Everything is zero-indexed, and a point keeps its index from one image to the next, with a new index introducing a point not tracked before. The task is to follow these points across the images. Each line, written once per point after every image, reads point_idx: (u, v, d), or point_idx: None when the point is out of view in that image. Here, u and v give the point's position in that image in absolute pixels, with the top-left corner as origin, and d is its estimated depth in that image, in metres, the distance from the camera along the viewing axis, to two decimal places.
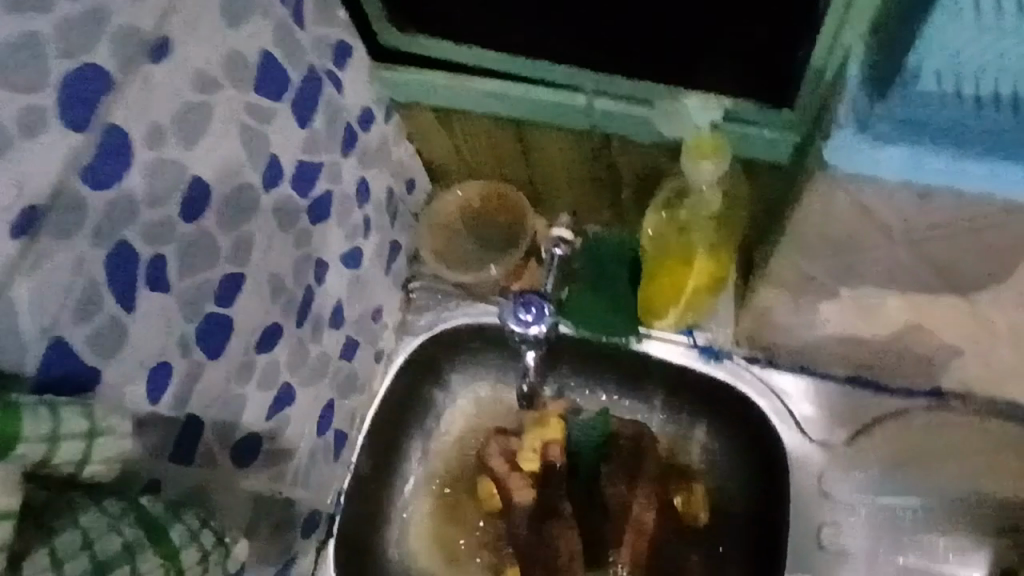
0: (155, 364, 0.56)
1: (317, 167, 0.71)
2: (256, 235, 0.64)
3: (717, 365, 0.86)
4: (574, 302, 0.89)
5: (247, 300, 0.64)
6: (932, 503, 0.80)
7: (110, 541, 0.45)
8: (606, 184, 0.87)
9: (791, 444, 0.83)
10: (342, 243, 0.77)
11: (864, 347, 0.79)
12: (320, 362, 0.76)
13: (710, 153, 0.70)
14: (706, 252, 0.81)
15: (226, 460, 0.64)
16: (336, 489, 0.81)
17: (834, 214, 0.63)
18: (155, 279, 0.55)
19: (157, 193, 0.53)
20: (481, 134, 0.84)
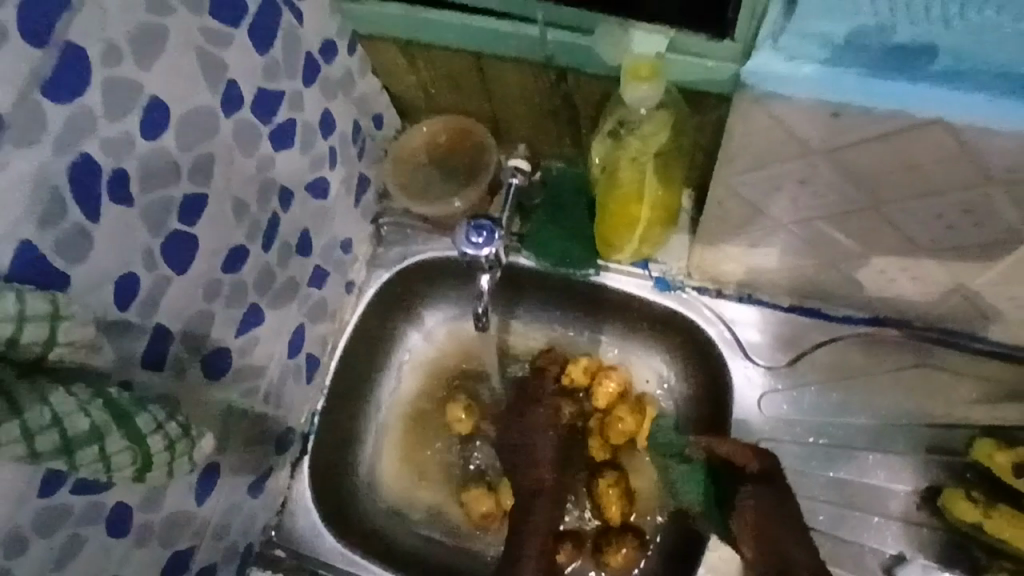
0: (121, 275, 0.60)
1: (278, 95, 0.73)
2: (217, 158, 0.67)
3: (669, 296, 0.91)
4: (534, 235, 0.94)
5: (211, 220, 0.68)
6: (870, 421, 0.85)
7: (79, 420, 0.50)
8: (564, 118, 0.88)
9: (735, 369, 0.88)
10: (307, 173, 0.82)
11: (805, 274, 0.82)
12: (289, 286, 0.84)
13: (648, 75, 0.66)
14: (655, 184, 0.81)
15: (197, 370, 0.72)
16: (310, 410, 0.94)
17: (757, 135, 0.59)
18: (117, 192, 0.58)
19: (113, 109, 0.56)
20: (441, 66, 0.85)
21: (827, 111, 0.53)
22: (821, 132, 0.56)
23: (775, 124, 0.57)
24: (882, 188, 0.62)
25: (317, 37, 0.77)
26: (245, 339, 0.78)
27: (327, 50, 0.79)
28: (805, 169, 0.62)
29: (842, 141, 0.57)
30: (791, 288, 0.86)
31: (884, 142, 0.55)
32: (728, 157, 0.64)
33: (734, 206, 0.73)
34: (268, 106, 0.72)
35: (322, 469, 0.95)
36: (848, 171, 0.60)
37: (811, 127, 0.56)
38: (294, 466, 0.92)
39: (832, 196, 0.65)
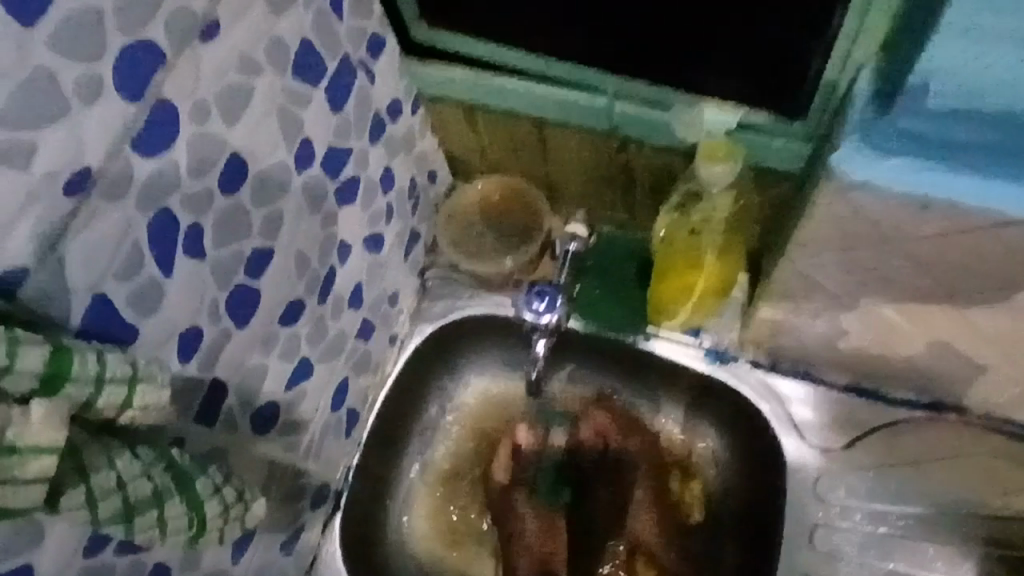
0: (186, 328, 0.60)
1: (346, 152, 0.74)
2: (286, 213, 0.67)
3: (720, 368, 0.90)
4: (585, 299, 0.94)
5: (275, 274, 0.68)
6: (927, 510, 0.82)
7: (142, 485, 0.48)
8: (619, 186, 0.89)
9: (790, 448, 0.86)
10: (365, 229, 0.82)
11: (862, 354, 0.81)
12: (338, 339, 0.83)
13: (723, 155, 0.66)
14: (715, 258, 0.81)
15: (245, 424, 0.71)
16: (344, 466, 0.92)
17: (836, 224, 0.60)
18: (192, 246, 0.58)
19: (197, 165, 0.56)
20: (502, 130, 0.86)
21: (915, 204, 0.53)
22: (899, 221, 0.55)
23: (855, 211, 0.56)
24: (954, 274, 0.62)
25: (386, 97, 0.78)
26: (294, 393, 0.77)
27: (393, 109, 0.80)
28: (875, 256, 0.61)
29: (918, 233, 0.56)
30: (846, 367, 0.85)
31: (961, 237, 0.55)
32: (799, 238, 0.63)
33: (798, 285, 0.72)
34: (335, 163, 0.73)
35: (354, 529, 0.92)
36: (917, 260, 0.60)
37: (890, 216, 0.55)
38: (327, 523, 0.90)
39: (906, 283, 0.65)
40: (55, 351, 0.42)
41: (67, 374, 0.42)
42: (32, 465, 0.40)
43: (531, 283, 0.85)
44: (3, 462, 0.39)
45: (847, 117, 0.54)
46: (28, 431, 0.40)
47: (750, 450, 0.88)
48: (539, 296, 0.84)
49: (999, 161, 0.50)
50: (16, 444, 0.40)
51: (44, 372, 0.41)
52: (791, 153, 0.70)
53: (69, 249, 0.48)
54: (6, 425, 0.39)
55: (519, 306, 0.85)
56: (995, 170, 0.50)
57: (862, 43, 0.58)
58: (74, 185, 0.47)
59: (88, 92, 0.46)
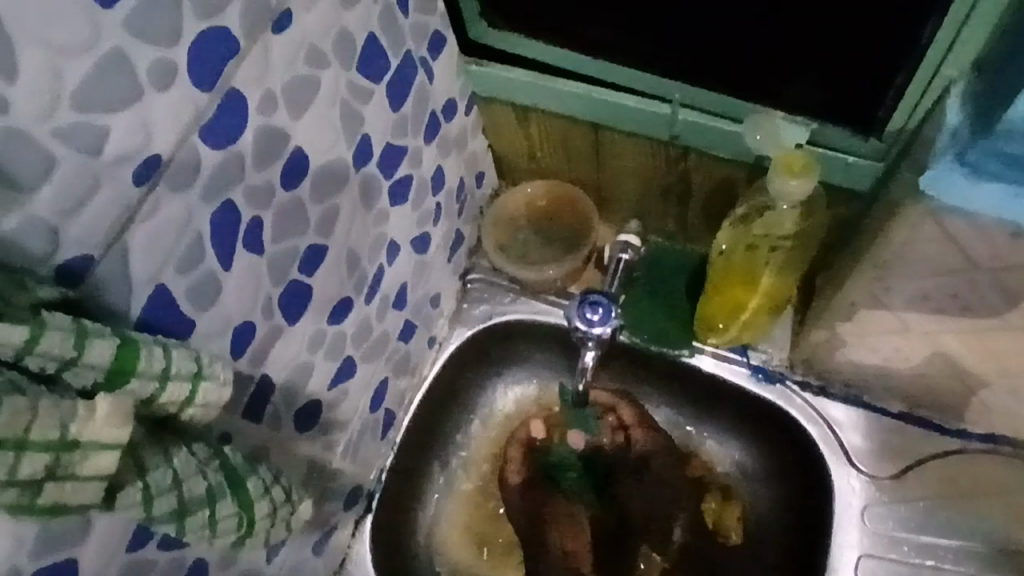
0: (240, 323, 0.59)
1: (402, 151, 0.73)
2: (341, 210, 0.66)
3: (767, 387, 0.87)
4: (632, 310, 0.92)
5: (328, 271, 0.67)
6: (976, 544, 0.79)
7: (197, 483, 0.47)
8: (674, 196, 0.87)
9: (837, 473, 0.83)
10: (414, 228, 0.81)
11: (920, 381, 0.79)
12: (381, 339, 0.82)
13: (801, 170, 0.64)
14: (773, 274, 0.78)
15: (288, 422, 0.70)
16: (379, 466, 0.90)
17: (916, 244, 0.59)
18: (252, 241, 0.57)
19: (262, 157, 0.56)
20: (556, 133, 0.85)
21: (1005, 232, 0.53)
22: (989, 250, 0.56)
23: (943, 238, 0.57)
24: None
25: (442, 96, 0.77)
26: (335, 392, 0.76)
27: (448, 108, 0.79)
28: (960, 284, 0.61)
29: (1008, 263, 0.56)
30: (900, 393, 0.83)
31: None
32: (879, 261, 0.63)
33: (862, 306, 0.70)
34: (391, 161, 0.72)
35: (383, 531, 0.91)
36: (1002, 289, 0.60)
37: (981, 243, 0.55)
38: (358, 525, 0.88)
39: (978, 307, 0.63)
40: (122, 344, 0.41)
41: (134, 369, 0.41)
42: (92, 462, 0.39)
43: (585, 293, 0.84)
44: (64, 458, 0.38)
45: (938, 138, 0.53)
46: (89, 427, 0.38)
47: (790, 466, 0.89)
48: (593, 306, 0.83)
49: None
50: (77, 439, 0.38)
51: (110, 366, 0.40)
52: (862, 170, 0.70)
53: (132, 239, 0.47)
54: (69, 420, 0.38)
55: (572, 314, 0.83)
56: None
57: (951, 62, 0.58)
58: (143, 174, 0.47)
59: (161, 80, 0.45)
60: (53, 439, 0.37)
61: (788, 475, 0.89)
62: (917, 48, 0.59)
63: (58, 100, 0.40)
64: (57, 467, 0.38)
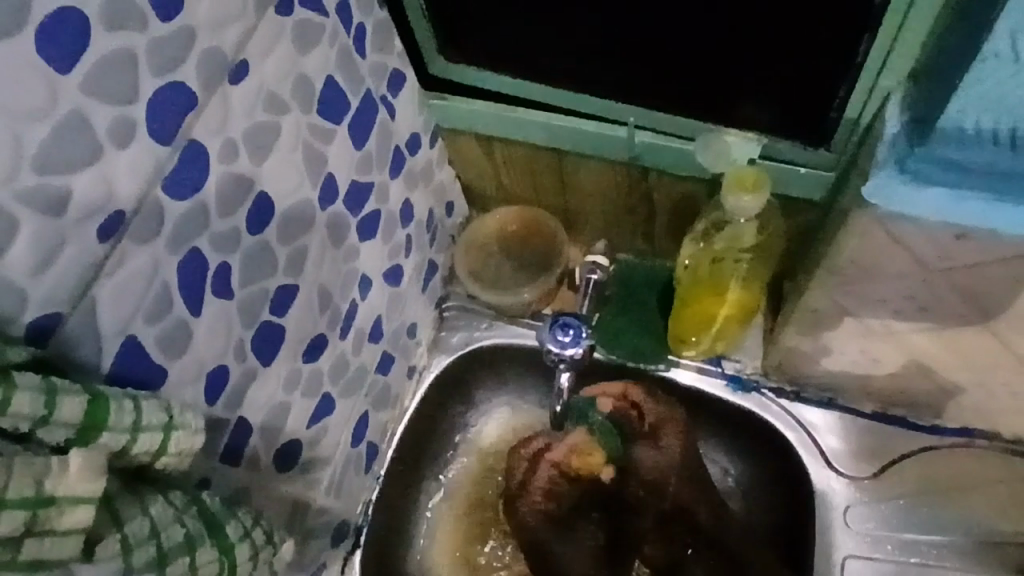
0: (213, 367, 0.59)
1: (368, 186, 0.74)
2: (310, 248, 0.67)
3: (743, 396, 0.89)
4: (605, 328, 0.93)
5: (300, 310, 0.68)
6: (956, 538, 0.81)
7: (175, 531, 0.47)
8: (640, 214, 0.89)
9: (816, 475, 0.84)
10: (385, 261, 0.82)
11: (888, 380, 0.80)
12: (359, 373, 0.82)
13: (753, 185, 0.66)
14: (740, 284, 0.80)
15: (267, 463, 0.70)
16: (365, 500, 0.90)
17: (869, 248, 0.61)
18: (220, 285, 0.58)
19: (226, 204, 0.56)
20: (521, 161, 0.87)
21: (951, 233, 0.55)
22: (937, 251, 0.58)
23: (893, 241, 0.59)
24: (980, 293, 0.61)
25: (406, 131, 0.79)
26: (316, 429, 0.76)
27: (413, 142, 0.81)
28: (916, 286, 0.63)
29: (957, 263, 0.58)
30: (871, 393, 0.84)
31: (1001, 264, 0.57)
32: (836, 268, 0.65)
33: (824, 311, 0.72)
34: (359, 197, 0.73)
35: (373, 566, 0.90)
36: (954, 288, 0.62)
37: (929, 246, 0.58)
38: (347, 561, 0.87)
39: (936, 305, 0.65)
40: (92, 399, 0.41)
41: (104, 423, 0.41)
42: (69, 517, 0.39)
43: (556, 316, 0.85)
44: (40, 515, 0.38)
45: (878, 147, 0.55)
46: (63, 483, 0.39)
47: (783, 496, 0.88)
48: (564, 328, 0.84)
49: (1008, 184, 0.52)
50: (52, 496, 0.38)
51: (82, 423, 0.40)
52: (815, 179, 0.72)
53: (100, 293, 0.48)
54: (43, 476, 0.38)
55: (545, 337, 0.84)
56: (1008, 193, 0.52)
57: (888, 74, 0.60)
58: (107, 230, 0.48)
59: (119, 137, 0.46)
60: (28, 497, 0.37)
61: (783, 508, 0.88)
62: (855, 59, 0.62)
63: (20, 164, 0.42)
64: (35, 523, 0.38)
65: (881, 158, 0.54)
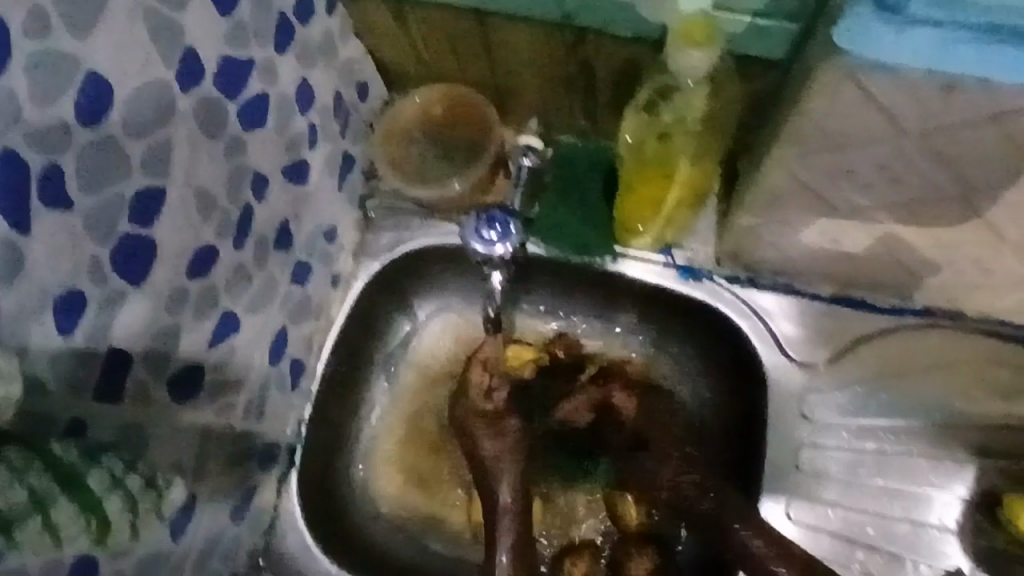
0: (64, 295, 0.49)
1: (248, 64, 0.61)
2: (176, 143, 0.55)
3: (694, 285, 0.82)
4: (543, 219, 0.84)
5: (174, 218, 0.57)
6: (917, 423, 0.76)
7: (13, 493, 0.40)
8: (579, 87, 0.77)
9: (771, 365, 0.80)
10: (285, 156, 0.70)
11: (851, 262, 0.73)
12: (268, 285, 0.73)
13: (701, 38, 0.59)
14: (689, 162, 0.72)
15: (162, 395, 0.62)
16: (296, 419, 0.84)
17: (836, 117, 0.52)
18: (52, 194, 0.47)
19: (42, 89, 0.44)
20: (438, 27, 0.73)
21: (936, 85, 0.46)
22: (920, 110, 0.49)
23: (868, 104, 0.49)
24: (962, 160, 0.53)
25: None
26: (220, 350, 0.68)
27: (304, 8, 0.67)
28: (884, 153, 0.54)
29: (940, 122, 0.49)
30: (831, 277, 0.78)
31: (991, 123, 0.48)
32: (796, 139, 0.56)
33: (784, 191, 0.64)
34: (237, 78, 0.60)
35: (312, 484, 0.85)
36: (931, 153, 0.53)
37: (911, 104, 0.48)
38: (282, 481, 0.82)
39: (912, 179, 0.56)
40: None
41: None
42: None
43: (482, 209, 0.75)
44: None
45: None
46: None
47: (741, 401, 0.83)
48: (489, 224, 0.74)
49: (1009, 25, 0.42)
50: None
51: None
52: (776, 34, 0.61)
53: None
54: None
55: (467, 235, 0.74)
56: (1006, 34, 0.42)
57: None
58: None
59: None
60: None
61: (740, 419, 0.83)
62: None
63: None
64: None
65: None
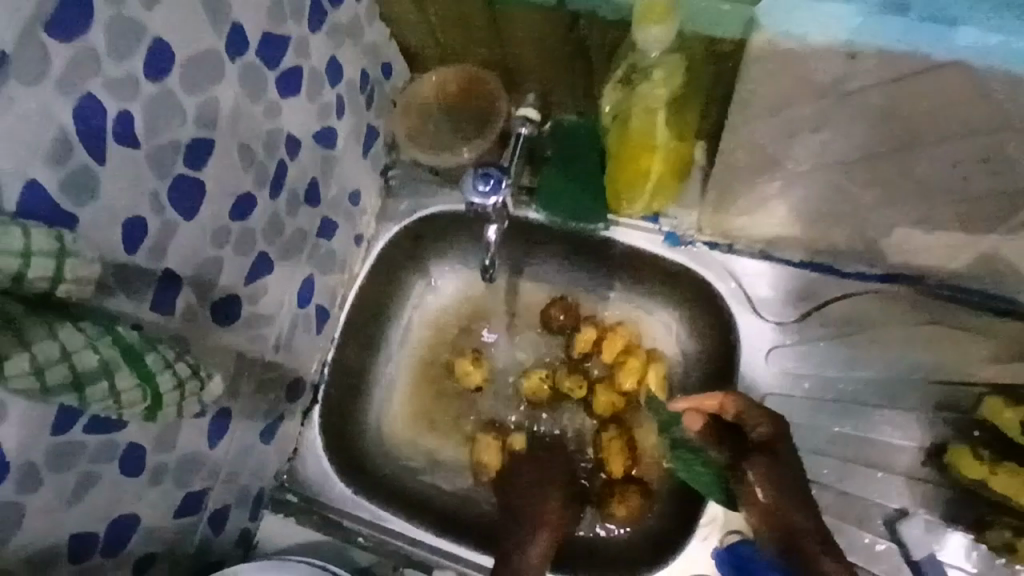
0: (128, 219, 0.61)
1: (284, 40, 0.72)
2: (222, 101, 0.67)
3: (678, 250, 0.90)
4: (543, 186, 0.94)
5: (219, 165, 0.69)
6: (873, 374, 0.85)
7: (88, 356, 0.51)
8: (576, 67, 0.87)
9: (745, 322, 0.88)
10: (315, 122, 0.81)
11: (815, 227, 0.81)
12: (298, 235, 0.84)
13: (660, 17, 0.66)
14: (670, 134, 0.81)
15: (205, 317, 0.73)
16: (320, 359, 0.94)
17: (770, 78, 0.62)
18: (123, 134, 0.58)
19: (118, 48, 0.56)
20: (451, 12, 0.84)
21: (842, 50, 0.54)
22: (833, 73, 0.58)
23: None
24: (900, 112, 0.60)
25: None
26: (255, 286, 0.79)
27: None
28: (821, 114, 0.63)
29: (856, 83, 0.58)
30: (801, 243, 0.85)
31: (897, 83, 0.56)
32: None
33: (749, 156, 0.74)
34: (274, 50, 0.71)
35: (333, 417, 0.95)
36: (870, 110, 0.61)
37: (832, 69, 0.57)
38: (306, 414, 0.93)
39: (848, 140, 0.65)
40: None
41: None
42: None
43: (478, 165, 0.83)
44: None
45: None
46: None
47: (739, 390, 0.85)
48: (485, 178, 0.83)
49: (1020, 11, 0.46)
50: None
51: None
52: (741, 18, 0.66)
53: None
54: None
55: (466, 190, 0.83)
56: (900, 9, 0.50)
57: None
58: None
59: None
60: None
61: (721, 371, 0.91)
62: None
63: None
64: None
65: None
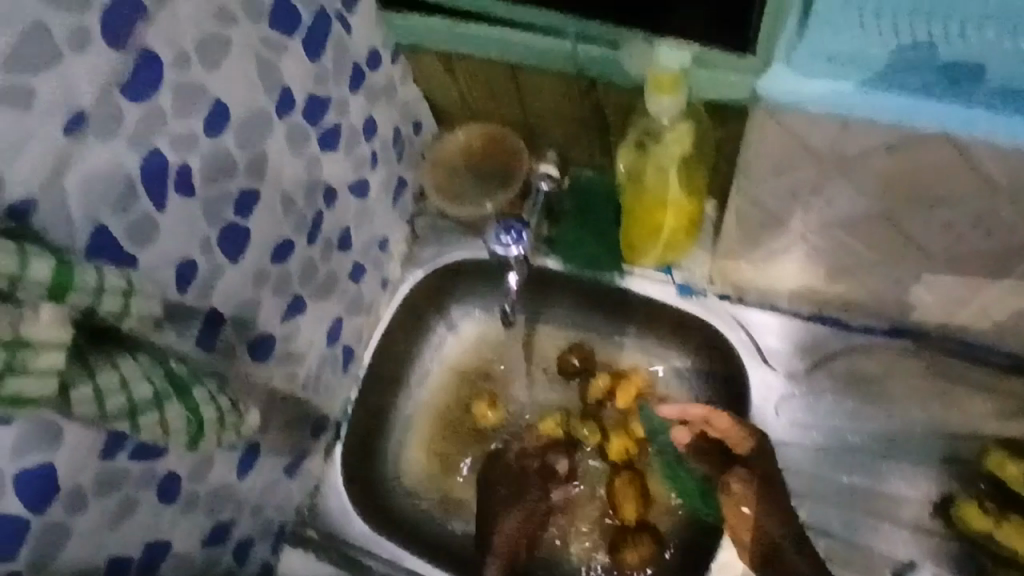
0: (180, 261, 0.66)
1: (326, 100, 0.79)
2: (269, 155, 0.73)
3: (690, 301, 0.94)
4: (561, 238, 0.99)
5: (263, 213, 0.75)
6: (878, 427, 0.86)
7: (143, 386, 0.55)
8: (593, 127, 0.93)
9: (756, 372, 0.90)
10: (350, 174, 0.88)
11: (821, 281, 0.85)
12: (330, 278, 0.90)
13: (671, 87, 0.71)
14: (681, 191, 0.85)
15: (241, 353, 0.78)
16: (344, 398, 0.98)
17: (768, 146, 0.69)
18: (181, 184, 0.64)
19: (182, 109, 0.62)
20: (479, 76, 0.90)
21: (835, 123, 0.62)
22: (828, 139, 0.64)
23: None
24: (896, 177, 0.66)
25: (363, 48, 0.83)
26: (288, 326, 0.84)
27: (372, 59, 0.85)
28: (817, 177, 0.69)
29: (848, 152, 0.65)
30: (809, 297, 0.89)
31: (888, 153, 0.63)
32: None
33: (757, 217, 0.79)
34: (317, 109, 0.78)
35: (354, 453, 0.98)
36: (868, 172, 0.66)
37: (823, 138, 0.64)
38: (329, 450, 0.96)
39: (845, 202, 0.71)
40: (59, 263, 0.49)
41: (71, 286, 0.50)
42: (43, 358, 0.48)
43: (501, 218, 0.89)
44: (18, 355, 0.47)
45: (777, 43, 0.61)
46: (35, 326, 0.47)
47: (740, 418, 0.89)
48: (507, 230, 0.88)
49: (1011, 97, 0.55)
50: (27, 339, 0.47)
51: (50, 282, 0.48)
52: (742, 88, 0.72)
53: (69, 183, 0.55)
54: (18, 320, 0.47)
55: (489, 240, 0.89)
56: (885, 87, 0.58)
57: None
58: (73, 124, 0.54)
59: (76, 42, 0.52)
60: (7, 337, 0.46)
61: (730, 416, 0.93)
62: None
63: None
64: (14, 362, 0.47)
65: (863, 71, 0.57)
